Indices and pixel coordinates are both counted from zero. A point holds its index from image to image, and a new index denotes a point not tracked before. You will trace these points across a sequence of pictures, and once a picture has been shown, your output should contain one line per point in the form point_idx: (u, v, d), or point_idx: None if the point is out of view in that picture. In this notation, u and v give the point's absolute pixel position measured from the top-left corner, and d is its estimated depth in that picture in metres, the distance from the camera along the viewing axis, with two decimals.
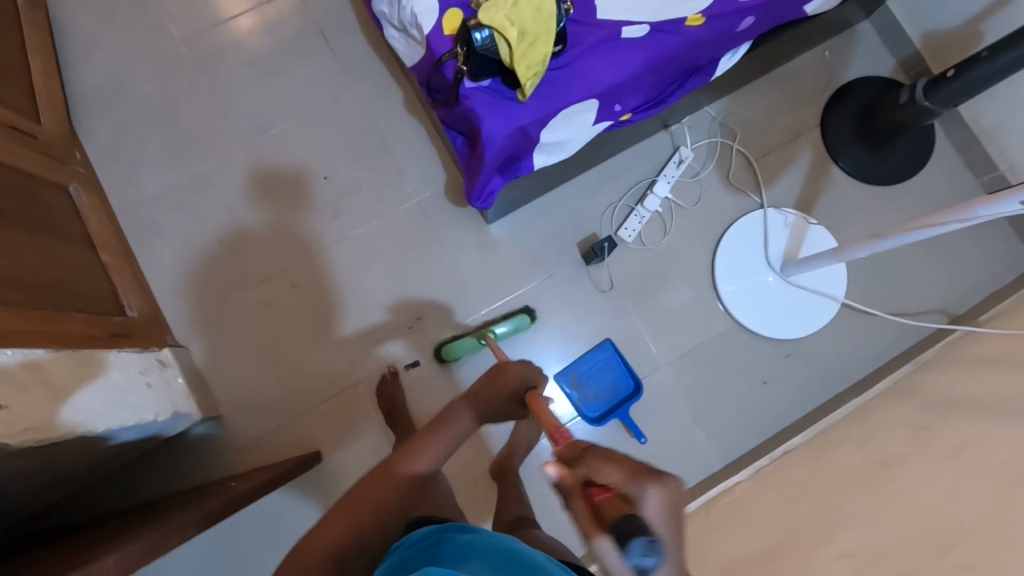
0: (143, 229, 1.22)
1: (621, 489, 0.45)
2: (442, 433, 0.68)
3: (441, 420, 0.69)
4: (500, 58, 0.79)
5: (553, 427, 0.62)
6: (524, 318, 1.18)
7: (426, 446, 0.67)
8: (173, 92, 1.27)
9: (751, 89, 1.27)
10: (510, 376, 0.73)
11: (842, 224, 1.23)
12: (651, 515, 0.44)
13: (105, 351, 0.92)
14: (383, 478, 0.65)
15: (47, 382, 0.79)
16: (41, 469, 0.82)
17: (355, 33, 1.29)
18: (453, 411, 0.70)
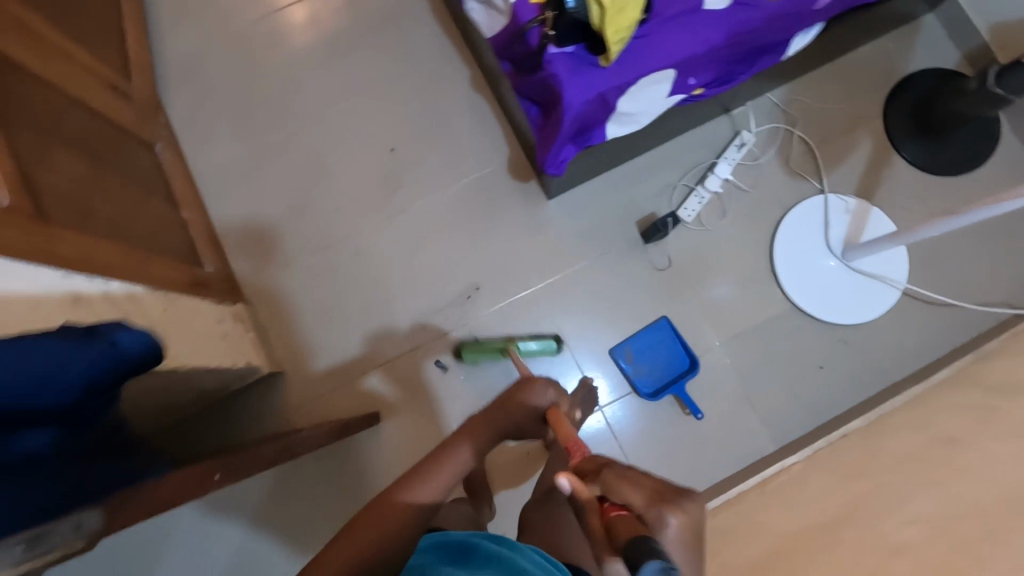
0: (216, 192, 1.28)
1: (639, 510, 0.53)
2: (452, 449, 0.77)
3: (465, 428, 0.80)
4: (590, 21, 0.82)
5: (571, 441, 0.75)
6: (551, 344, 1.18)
7: (448, 453, 0.76)
8: (250, 64, 1.33)
9: (814, 77, 1.27)
10: (531, 392, 0.84)
11: (903, 212, 1.22)
12: (668, 536, 0.52)
13: (190, 298, 0.96)
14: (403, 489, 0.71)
15: (145, 316, 0.83)
16: (157, 397, 0.88)
17: (423, 15, 1.34)
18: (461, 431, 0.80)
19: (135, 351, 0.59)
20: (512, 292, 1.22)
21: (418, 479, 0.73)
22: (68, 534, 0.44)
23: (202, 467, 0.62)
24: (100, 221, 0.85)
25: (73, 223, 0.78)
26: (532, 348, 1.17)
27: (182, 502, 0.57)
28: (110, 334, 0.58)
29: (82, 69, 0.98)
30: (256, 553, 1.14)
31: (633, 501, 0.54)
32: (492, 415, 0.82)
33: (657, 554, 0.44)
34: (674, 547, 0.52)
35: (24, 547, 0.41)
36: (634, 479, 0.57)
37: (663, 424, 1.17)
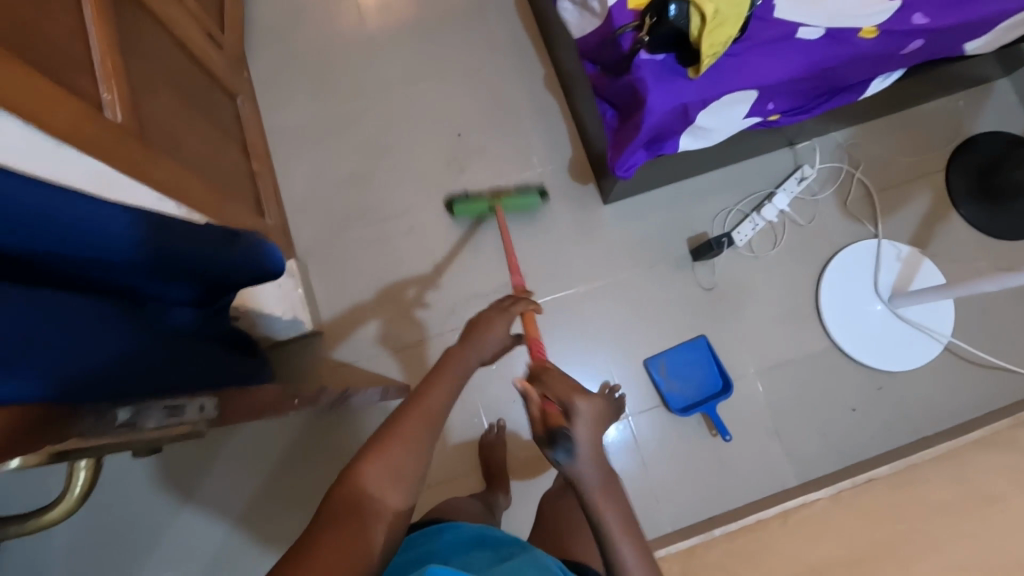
0: (284, 151, 1.31)
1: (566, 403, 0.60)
2: (437, 388, 0.66)
3: (441, 366, 0.70)
4: (688, 32, 0.84)
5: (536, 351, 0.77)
6: (534, 199, 1.20)
7: (431, 392, 0.65)
8: (334, 35, 1.37)
9: (882, 125, 1.28)
10: (493, 325, 0.77)
11: (955, 269, 1.22)
12: (581, 421, 0.58)
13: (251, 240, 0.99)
14: (393, 451, 0.58)
15: None
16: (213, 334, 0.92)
17: (506, 12, 1.37)
18: (442, 367, 0.69)
19: (266, 268, 0.63)
20: (555, 289, 1.24)
21: (402, 422, 0.61)
22: (193, 412, 0.49)
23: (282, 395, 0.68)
24: (188, 158, 0.89)
25: (164, 152, 0.81)
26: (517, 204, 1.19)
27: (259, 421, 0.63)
28: (255, 243, 0.61)
29: (187, 12, 1.02)
30: (274, 506, 1.16)
31: (559, 395, 0.60)
32: (464, 348, 0.74)
33: (565, 437, 0.57)
34: (585, 430, 0.58)
35: (164, 413, 0.46)
36: (562, 378, 0.63)
37: (688, 442, 1.17)
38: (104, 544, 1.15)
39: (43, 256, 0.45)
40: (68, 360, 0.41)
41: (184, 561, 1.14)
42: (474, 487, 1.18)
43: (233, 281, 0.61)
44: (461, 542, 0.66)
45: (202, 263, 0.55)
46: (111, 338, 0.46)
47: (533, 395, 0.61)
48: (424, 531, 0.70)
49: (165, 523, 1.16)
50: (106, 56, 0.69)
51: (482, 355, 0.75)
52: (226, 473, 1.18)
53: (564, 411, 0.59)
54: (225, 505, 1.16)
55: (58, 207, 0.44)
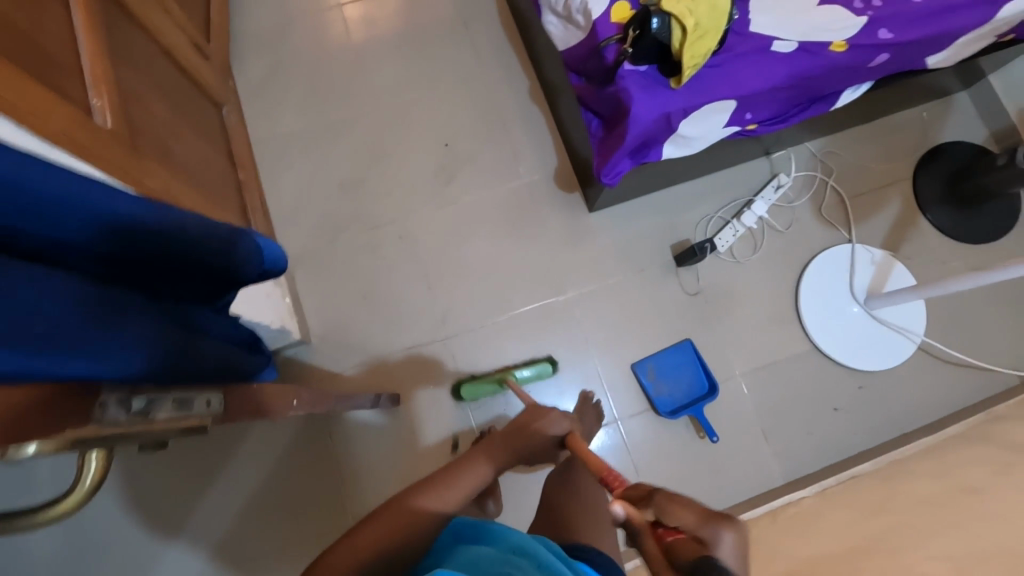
0: (271, 161, 1.31)
1: (694, 530, 0.46)
2: (461, 475, 0.73)
3: (472, 456, 0.77)
4: (670, 44, 0.88)
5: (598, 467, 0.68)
6: (546, 369, 1.19)
7: (452, 480, 0.72)
8: (321, 47, 1.38)
9: (853, 135, 1.34)
10: (545, 423, 0.84)
11: (926, 271, 1.27)
12: (725, 549, 0.45)
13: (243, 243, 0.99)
14: (403, 518, 0.66)
15: None
16: None
17: (491, 25, 1.40)
18: (471, 459, 0.77)
19: (267, 264, 0.64)
20: (544, 296, 1.25)
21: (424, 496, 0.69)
22: (200, 408, 0.49)
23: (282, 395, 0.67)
24: (178, 166, 0.89)
25: (155, 159, 0.80)
26: (527, 376, 1.18)
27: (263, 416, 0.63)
28: (256, 237, 0.63)
29: (175, 22, 1.02)
30: (262, 521, 1.14)
31: (687, 522, 0.47)
32: (513, 436, 0.82)
33: None
34: (734, 559, 0.45)
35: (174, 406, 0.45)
36: (679, 495, 0.50)
37: (678, 444, 1.18)
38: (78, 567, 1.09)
39: (59, 249, 0.43)
40: (92, 344, 0.40)
41: None
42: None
43: (240, 279, 0.61)
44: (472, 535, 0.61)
45: (219, 256, 0.55)
46: (140, 330, 0.45)
47: (641, 522, 0.49)
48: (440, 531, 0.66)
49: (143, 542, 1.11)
50: (94, 60, 0.69)
51: (529, 449, 0.82)
52: (210, 489, 1.14)
53: (696, 539, 0.46)
54: (209, 522, 1.13)
55: (90, 194, 0.42)
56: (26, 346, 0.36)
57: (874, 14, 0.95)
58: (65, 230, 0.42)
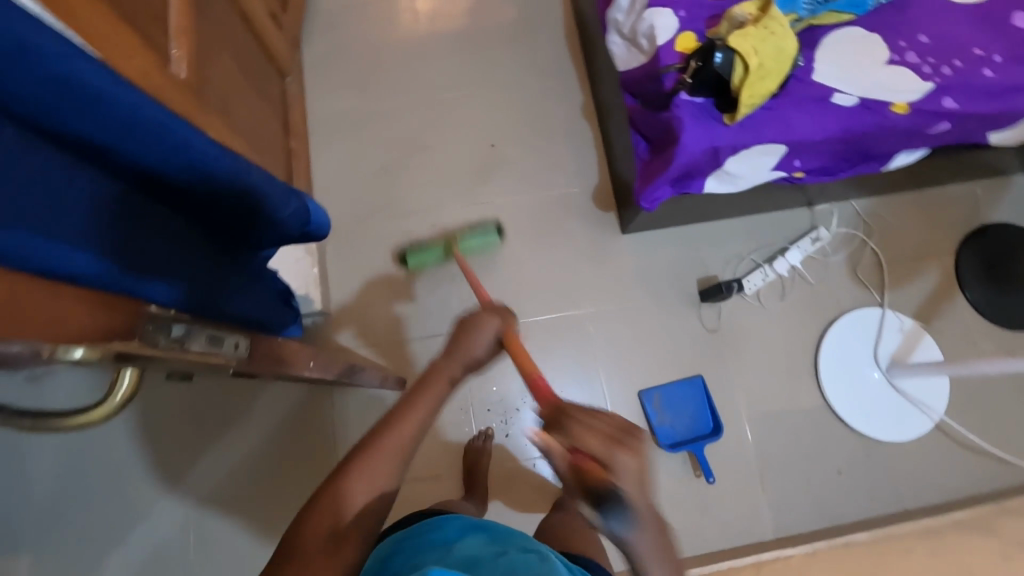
0: (322, 134, 1.35)
1: (602, 457, 0.53)
2: (411, 409, 0.67)
3: (417, 388, 0.70)
4: (730, 80, 0.88)
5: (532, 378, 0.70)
6: (493, 237, 1.10)
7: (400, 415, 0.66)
8: (388, 34, 1.42)
9: (900, 199, 1.32)
10: (477, 342, 0.73)
11: (955, 350, 1.24)
12: (624, 476, 0.52)
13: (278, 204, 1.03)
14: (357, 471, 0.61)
15: None
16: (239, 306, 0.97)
17: (555, 37, 1.42)
18: (413, 391, 0.69)
19: (311, 226, 0.65)
20: (562, 308, 1.26)
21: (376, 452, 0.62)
22: (229, 347, 0.49)
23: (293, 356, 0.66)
24: (237, 125, 0.92)
25: (216, 115, 0.84)
26: (473, 246, 1.10)
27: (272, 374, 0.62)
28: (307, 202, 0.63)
29: None
30: (252, 479, 1.16)
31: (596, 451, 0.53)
32: (454, 362, 0.72)
33: None
34: (632, 484, 0.53)
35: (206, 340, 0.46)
36: (589, 423, 0.55)
37: (672, 479, 1.17)
38: (77, 489, 1.13)
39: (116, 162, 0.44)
40: None
41: (154, 519, 1.13)
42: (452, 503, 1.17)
43: (283, 235, 0.62)
44: (467, 530, 0.65)
45: (269, 210, 0.56)
46: (158, 240, 0.48)
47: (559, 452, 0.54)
48: (433, 519, 0.69)
49: (141, 477, 1.15)
50: (182, 14, 0.73)
51: (470, 367, 0.74)
52: (209, 439, 1.17)
53: (602, 466, 0.53)
54: (205, 470, 1.16)
55: (171, 134, 0.44)
56: (66, 239, 0.38)
57: (942, 81, 0.94)
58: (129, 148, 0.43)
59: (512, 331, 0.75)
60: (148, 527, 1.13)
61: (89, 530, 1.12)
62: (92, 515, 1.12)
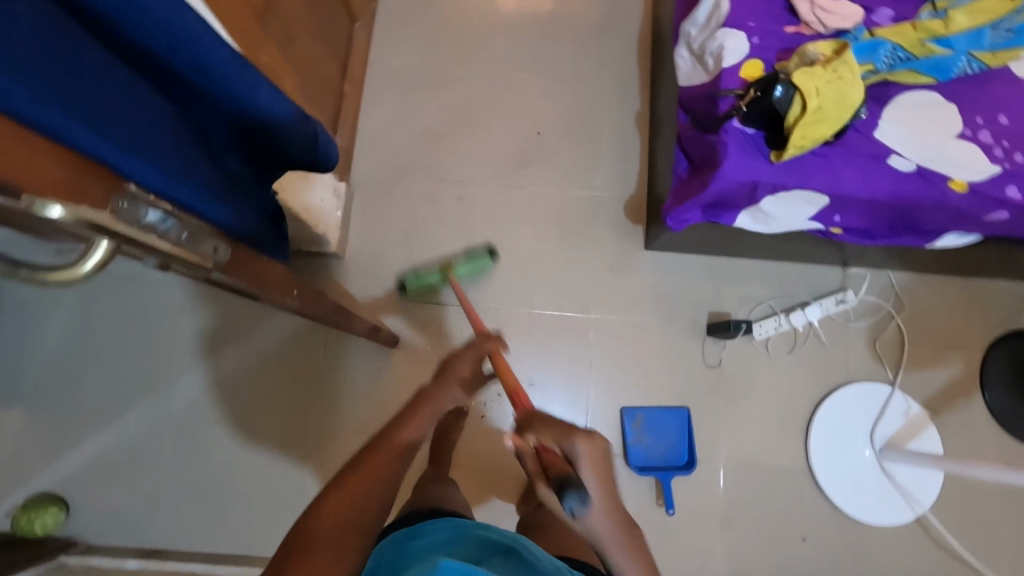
0: (377, 84, 1.36)
1: (563, 450, 0.62)
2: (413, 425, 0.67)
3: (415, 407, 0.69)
4: (786, 117, 0.86)
5: (512, 389, 0.76)
6: (485, 261, 1.16)
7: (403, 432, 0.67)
8: (464, 1, 1.42)
9: (939, 282, 1.26)
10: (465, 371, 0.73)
11: (958, 448, 1.18)
12: (581, 464, 0.61)
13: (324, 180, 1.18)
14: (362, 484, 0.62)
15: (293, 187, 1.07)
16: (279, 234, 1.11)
17: (628, 39, 1.40)
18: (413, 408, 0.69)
19: (318, 154, 0.68)
20: (567, 307, 1.25)
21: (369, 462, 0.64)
22: (209, 251, 0.46)
23: (287, 280, 0.67)
24: (295, 55, 0.95)
25: (274, 41, 0.86)
26: (466, 270, 1.16)
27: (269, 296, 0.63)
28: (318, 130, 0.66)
29: None
30: (233, 396, 1.20)
31: (556, 441, 0.63)
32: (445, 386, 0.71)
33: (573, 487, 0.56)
34: (588, 472, 0.61)
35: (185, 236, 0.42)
36: (544, 423, 0.65)
37: (633, 501, 1.16)
38: (77, 363, 1.20)
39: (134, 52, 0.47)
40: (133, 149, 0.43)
41: (138, 411, 1.18)
42: (417, 469, 1.19)
43: (286, 155, 0.65)
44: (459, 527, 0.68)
45: (271, 129, 0.58)
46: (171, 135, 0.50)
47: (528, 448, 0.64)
48: (427, 521, 0.71)
49: (136, 368, 1.20)
50: None
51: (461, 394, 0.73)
52: (204, 348, 1.21)
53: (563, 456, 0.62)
54: (194, 377, 1.20)
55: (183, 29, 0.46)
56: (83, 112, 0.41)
57: (1009, 168, 0.89)
58: (151, 40, 0.45)
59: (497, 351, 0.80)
60: (131, 417, 1.18)
61: (79, 404, 1.18)
62: (85, 391, 1.19)
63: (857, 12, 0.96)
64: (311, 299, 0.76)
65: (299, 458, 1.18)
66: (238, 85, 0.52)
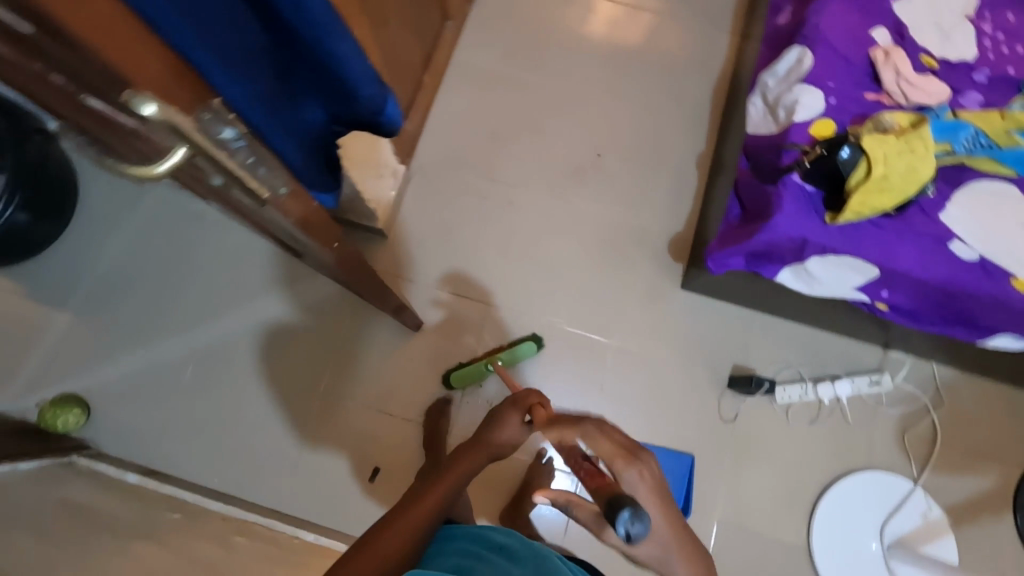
0: (455, 80, 1.41)
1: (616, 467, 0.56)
2: (442, 483, 0.68)
3: (448, 472, 0.70)
4: (849, 179, 0.85)
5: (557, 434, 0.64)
6: (530, 348, 1.20)
7: (433, 491, 0.67)
8: (553, 18, 1.46)
9: (987, 386, 1.19)
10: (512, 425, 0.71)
11: (977, 564, 1.10)
12: (636, 479, 0.56)
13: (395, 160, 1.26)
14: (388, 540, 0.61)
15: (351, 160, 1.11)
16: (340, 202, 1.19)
17: (706, 82, 1.41)
18: (446, 473, 0.70)
19: (385, 121, 0.71)
20: (591, 329, 1.25)
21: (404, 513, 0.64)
22: (267, 183, 0.50)
23: (334, 230, 0.70)
24: (385, 38, 1.01)
25: (369, 19, 0.92)
26: (512, 358, 1.19)
27: (313, 242, 0.66)
28: (389, 101, 0.69)
29: None
30: (257, 344, 1.25)
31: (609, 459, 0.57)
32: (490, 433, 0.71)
33: (628, 503, 0.49)
34: (642, 490, 0.56)
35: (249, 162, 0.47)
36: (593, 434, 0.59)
37: None
38: (129, 282, 1.29)
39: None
40: None
41: (171, 337, 1.26)
42: (411, 460, 1.19)
43: (356, 116, 0.68)
44: (454, 535, 0.65)
45: (347, 85, 0.62)
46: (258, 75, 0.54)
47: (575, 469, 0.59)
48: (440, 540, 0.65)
49: (178, 298, 1.28)
50: None
51: (493, 452, 0.71)
52: (242, 293, 1.28)
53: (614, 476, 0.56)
54: (227, 317, 1.26)
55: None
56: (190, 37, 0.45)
57: None
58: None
59: (539, 407, 0.71)
60: (163, 342, 1.25)
61: (121, 319, 1.27)
62: (130, 309, 1.27)
63: (943, 90, 0.95)
64: (351, 255, 0.79)
65: (305, 416, 1.21)
66: (330, 31, 0.55)
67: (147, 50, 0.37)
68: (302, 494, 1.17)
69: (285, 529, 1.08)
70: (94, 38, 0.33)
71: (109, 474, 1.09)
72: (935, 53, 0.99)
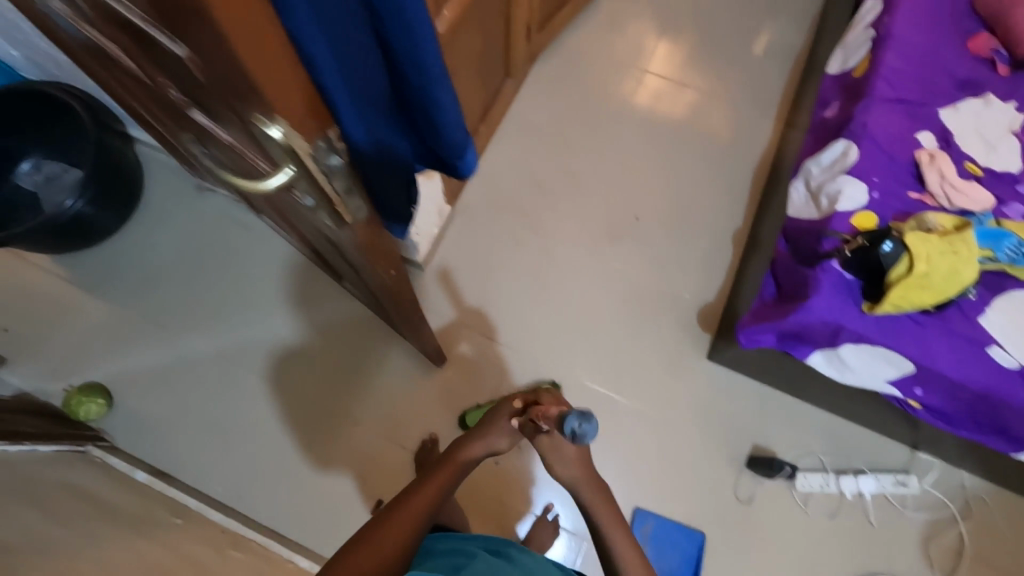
0: (507, 133, 1.48)
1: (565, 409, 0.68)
2: (436, 479, 0.66)
3: (439, 469, 0.67)
4: (889, 273, 0.85)
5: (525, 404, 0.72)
6: None
7: (425, 487, 0.65)
8: (608, 86, 1.54)
9: (1021, 506, 1.13)
10: (496, 430, 0.69)
11: None
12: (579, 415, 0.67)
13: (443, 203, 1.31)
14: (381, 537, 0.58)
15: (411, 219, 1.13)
16: None
17: (748, 163, 1.45)
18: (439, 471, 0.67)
19: (460, 165, 0.76)
20: (613, 388, 1.24)
21: (389, 522, 0.60)
22: (353, 208, 0.53)
23: (393, 261, 0.74)
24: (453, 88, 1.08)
25: None
26: None
27: (377, 268, 0.70)
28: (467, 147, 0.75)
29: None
30: (282, 358, 1.27)
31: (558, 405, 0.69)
32: (471, 443, 0.69)
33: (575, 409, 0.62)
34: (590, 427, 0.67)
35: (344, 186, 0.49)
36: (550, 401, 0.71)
37: None
38: (170, 280, 1.33)
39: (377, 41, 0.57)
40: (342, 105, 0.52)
41: (200, 341, 1.28)
42: None
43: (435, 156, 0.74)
44: (446, 540, 0.69)
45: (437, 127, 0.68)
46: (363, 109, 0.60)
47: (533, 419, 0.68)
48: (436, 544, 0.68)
49: (214, 303, 1.31)
50: None
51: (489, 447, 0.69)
52: (276, 306, 1.31)
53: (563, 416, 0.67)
54: (257, 328, 1.29)
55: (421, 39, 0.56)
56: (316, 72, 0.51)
57: None
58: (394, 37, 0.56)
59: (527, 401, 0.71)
60: (191, 343, 1.28)
61: (157, 316, 1.30)
62: (166, 307, 1.31)
63: (986, 199, 0.97)
64: (405, 283, 0.83)
65: (317, 436, 1.21)
66: (423, 76, 0.60)
67: (290, 78, 0.40)
68: (302, 516, 1.16)
69: (280, 549, 1.07)
70: (253, 71, 0.36)
71: (119, 469, 1.10)
72: (980, 162, 1.02)
